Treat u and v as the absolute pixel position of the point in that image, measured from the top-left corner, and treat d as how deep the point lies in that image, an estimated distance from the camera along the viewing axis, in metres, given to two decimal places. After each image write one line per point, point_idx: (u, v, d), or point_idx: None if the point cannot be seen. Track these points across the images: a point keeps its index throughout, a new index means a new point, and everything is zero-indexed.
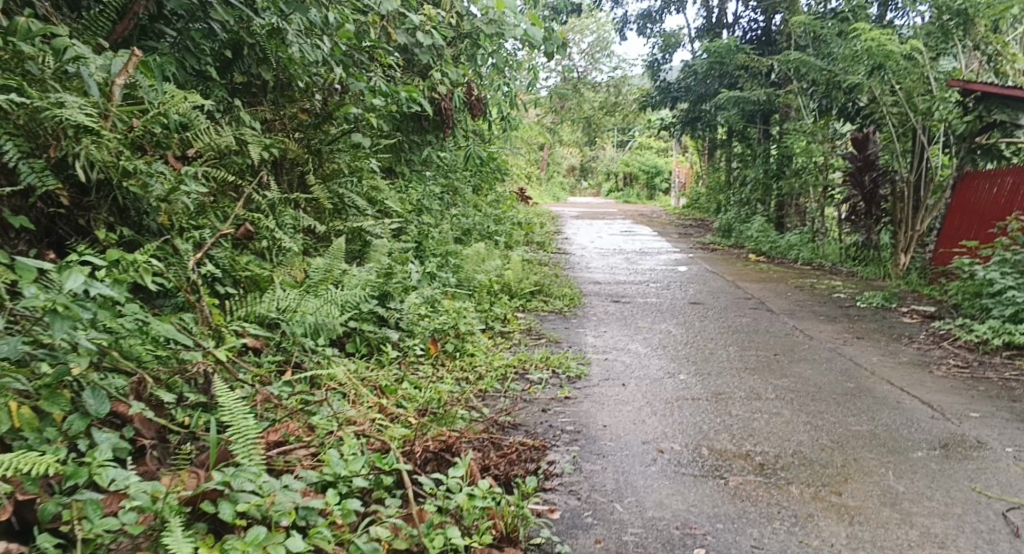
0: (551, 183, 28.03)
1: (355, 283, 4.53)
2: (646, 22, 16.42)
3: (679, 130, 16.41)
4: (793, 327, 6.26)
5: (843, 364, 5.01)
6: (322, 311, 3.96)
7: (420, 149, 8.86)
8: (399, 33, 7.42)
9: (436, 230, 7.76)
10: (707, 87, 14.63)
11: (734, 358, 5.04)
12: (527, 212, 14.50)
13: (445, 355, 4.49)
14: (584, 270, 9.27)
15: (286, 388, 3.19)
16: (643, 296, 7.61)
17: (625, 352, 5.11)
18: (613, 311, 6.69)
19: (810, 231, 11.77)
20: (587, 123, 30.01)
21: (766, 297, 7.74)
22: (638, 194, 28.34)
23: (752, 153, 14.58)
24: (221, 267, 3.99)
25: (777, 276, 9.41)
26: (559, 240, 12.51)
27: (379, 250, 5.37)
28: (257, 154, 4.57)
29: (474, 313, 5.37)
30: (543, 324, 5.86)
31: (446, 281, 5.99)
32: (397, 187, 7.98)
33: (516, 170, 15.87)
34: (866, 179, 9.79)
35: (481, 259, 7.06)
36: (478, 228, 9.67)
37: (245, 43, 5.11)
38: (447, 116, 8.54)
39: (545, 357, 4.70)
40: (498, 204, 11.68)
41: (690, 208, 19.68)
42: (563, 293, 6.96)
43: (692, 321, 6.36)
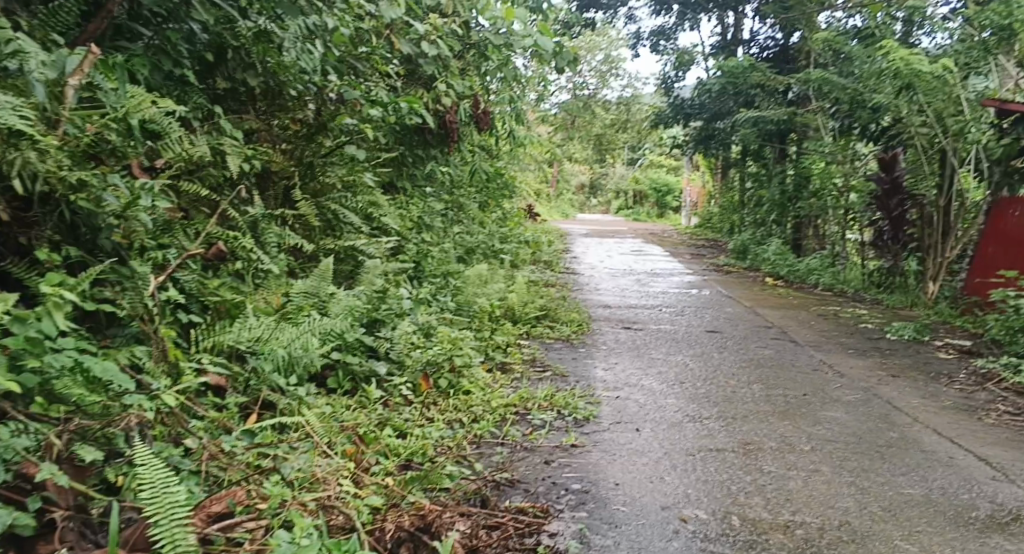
0: (560, 200, 27.60)
1: (341, 310, 4.09)
2: (660, 39, 15.99)
3: (692, 148, 15.96)
4: (820, 362, 5.78)
5: (878, 408, 4.53)
6: (298, 342, 3.51)
7: (423, 163, 8.45)
8: (403, 43, 7.02)
9: (436, 249, 7.33)
10: (722, 105, 14.18)
11: (758, 399, 4.56)
12: (535, 230, 14.06)
13: (437, 392, 4.02)
14: (593, 292, 8.82)
15: (239, 443, 2.85)
16: (656, 322, 7.14)
17: (638, 388, 4.64)
18: (624, 339, 6.22)
19: (829, 255, 11.29)
20: (598, 141, 29.58)
21: (787, 326, 7.26)
22: (649, 212, 27.88)
23: (768, 173, 14.11)
24: (187, 291, 3.56)
25: (796, 303, 8.93)
26: (567, 260, 12.07)
27: (371, 272, 4.93)
28: (237, 166, 4.15)
29: (473, 343, 4.91)
30: (548, 354, 5.39)
31: (445, 307, 5.55)
32: (395, 202, 7.56)
33: (523, 187, 15.44)
34: (894, 204, 9.31)
35: (485, 281, 6.62)
36: (483, 247, 9.24)
37: (230, 47, 4.71)
38: (451, 130, 8.11)
39: (549, 395, 4.23)
40: (505, 221, 11.24)
41: (702, 228, 19.22)
42: (571, 318, 6.50)
43: (709, 352, 5.89)
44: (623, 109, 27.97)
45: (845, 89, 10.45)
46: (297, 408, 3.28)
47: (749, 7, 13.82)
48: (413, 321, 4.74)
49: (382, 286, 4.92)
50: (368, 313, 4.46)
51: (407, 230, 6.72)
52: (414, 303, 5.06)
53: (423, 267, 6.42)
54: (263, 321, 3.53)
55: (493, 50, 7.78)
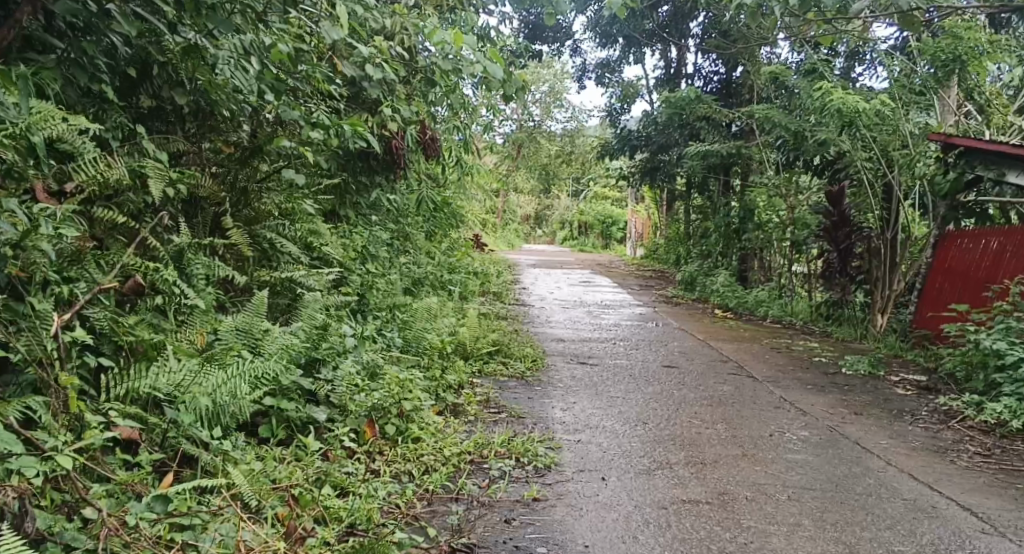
0: (506, 230, 27.38)
1: (276, 349, 3.70)
2: (605, 71, 15.95)
3: (639, 179, 15.89)
4: (783, 399, 5.55)
5: (849, 450, 4.30)
6: (225, 387, 3.12)
7: (366, 191, 8.09)
8: (346, 66, 6.70)
9: (381, 280, 6.97)
10: (668, 137, 14.11)
11: (726, 441, 4.29)
12: (481, 260, 13.76)
13: (383, 441, 3.66)
14: (544, 325, 8.53)
15: (148, 516, 2.47)
16: (611, 357, 6.88)
17: (600, 431, 4.33)
18: (581, 375, 5.92)
19: (779, 286, 11.20)
20: (543, 171, 29.49)
21: (744, 360, 7.06)
22: (594, 243, 27.81)
23: (714, 205, 14.05)
24: (99, 330, 3.16)
25: (749, 335, 8.77)
26: (516, 291, 11.80)
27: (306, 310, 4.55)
28: (160, 191, 3.77)
29: (422, 382, 4.56)
30: (502, 393, 5.04)
31: (390, 342, 5.18)
32: (338, 232, 7.19)
33: (469, 217, 15.15)
34: (842, 236, 9.07)
35: (432, 315, 6.26)
36: (431, 278, 8.88)
37: (156, 63, 4.32)
38: (398, 156, 7.79)
39: (507, 441, 3.89)
40: (452, 251, 10.93)
41: (648, 259, 19.16)
42: (524, 353, 6.18)
43: (668, 389, 5.63)
44: (568, 140, 27.99)
45: (791, 122, 10.43)
46: (223, 464, 2.90)
47: (693, 41, 13.82)
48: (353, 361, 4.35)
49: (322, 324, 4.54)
50: (308, 350, 4.07)
51: (349, 261, 6.34)
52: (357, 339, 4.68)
53: (367, 300, 6.04)
54: (184, 363, 3.14)
55: (438, 75, 7.49)
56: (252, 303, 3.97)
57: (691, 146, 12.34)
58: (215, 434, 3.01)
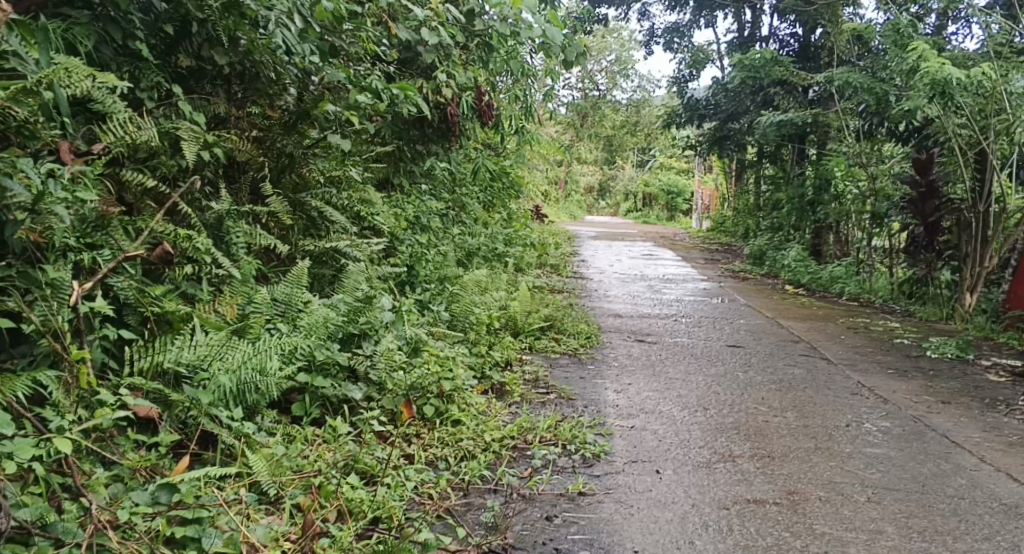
0: (568, 202, 26.96)
1: (313, 324, 3.51)
2: (674, 36, 15.40)
3: (707, 149, 15.36)
4: (858, 384, 5.18)
5: (934, 444, 3.94)
6: (251, 365, 2.90)
7: (421, 159, 7.87)
8: (401, 28, 6.45)
9: (433, 252, 6.76)
10: (740, 105, 13.53)
11: (793, 431, 3.97)
12: (541, 232, 13.48)
13: (420, 423, 3.45)
14: (602, 299, 8.24)
15: (148, 506, 2.36)
16: (672, 335, 6.55)
17: (656, 417, 4.04)
18: (638, 354, 5.62)
19: (854, 262, 10.65)
20: (608, 141, 28.92)
21: (815, 341, 6.65)
22: (659, 215, 27.21)
23: (788, 176, 13.46)
24: (123, 301, 2.98)
25: (821, 314, 8.31)
26: (574, 263, 11.49)
27: (349, 283, 4.36)
28: (195, 155, 3.58)
29: (467, 360, 4.34)
30: (552, 373, 4.80)
31: (438, 318, 4.97)
32: (390, 201, 6.99)
33: (530, 188, 14.85)
34: (929, 208, 8.52)
35: (483, 288, 6.03)
36: (487, 249, 8.64)
37: (196, 20, 4.12)
38: (454, 123, 7.69)
39: (553, 426, 3.65)
40: (509, 222, 10.67)
41: (714, 232, 18.62)
42: (579, 329, 5.92)
43: (731, 370, 5.30)
44: (634, 109, 27.38)
45: (874, 87, 9.81)
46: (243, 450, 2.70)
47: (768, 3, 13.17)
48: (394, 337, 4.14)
49: (365, 297, 4.34)
50: (347, 325, 3.88)
51: (399, 232, 6.13)
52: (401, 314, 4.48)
53: (417, 272, 5.83)
54: (211, 337, 2.95)
55: (498, 39, 7.18)
56: (291, 275, 3.79)
57: (766, 116, 12.04)
58: (237, 415, 2.82)
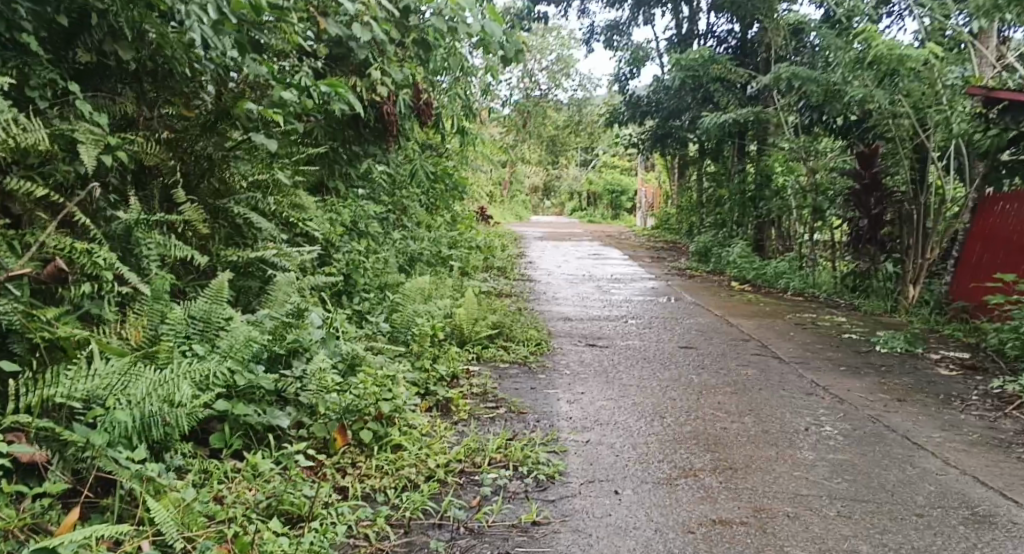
0: (513, 203, 26.72)
1: (232, 344, 3.19)
2: (613, 34, 15.29)
3: (649, 147, 15.28)
4: (813, 383, 5.00)
5: (896, 447, 3.75)
6: (154, 399, 2.58)
7: (357, 162, 7.54)
8: (329, 23, 6.13)
9: (371, 258, 6.44)
10: (680, 102, 13.46)
11: (754, 438, 3.76)
12: (486, 234, 13.23)
13: (356, 449, 3.14)
14: (549, 302, 8.01)
15: None
16: (622, 337, 6.34)
17: (613, 428, 3.80)
18: (591, 360, 5.37)
19: (799, 256, 10.59)
20: (551, 141, 28.79)
21: (766, 339, 6.50)
22: (603, 214, 27.14)
23: (730, 172, 13.41)
24: (8, 329, 2.62)
25: (770, 311, 8.19)
26: (520, 265, 11.27)
27: (274, 296, 4.01)
28: (93, 160, 3.25)
29: (407, 374, 4.03)
30: (501, 384, 4.52)
31: (373, 328, 4.64)
32: (324, 206, 6.65)
33: (473, 189, 14.60)
34: (873, 200, 8.45)
35: (423, 295, 5.71)
36: (430, 254, 8.32)
37: (94, 10, 3.78)
38: (390, 122, 7.34)
39: (503, 446, 3.38)
40: (452, 225, 10.39)
41: (658, 229, 18.57)
42: (527, 335, 5.66)
43: (685, 374, 5.09)
44: (575, 109, 27.31)
45: (814, 81, 9.77)
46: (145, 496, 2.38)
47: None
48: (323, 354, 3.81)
49: (290, 311, 4.00)
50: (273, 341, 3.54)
51: (333, 238, 5.79)
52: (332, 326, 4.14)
53: (352, 281, 5.48)
54: (111, 364, 2.64)
55: (432, 33, 6.89)
56: (210, 290, 3.47)
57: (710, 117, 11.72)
58: (137, 455, 2.50)
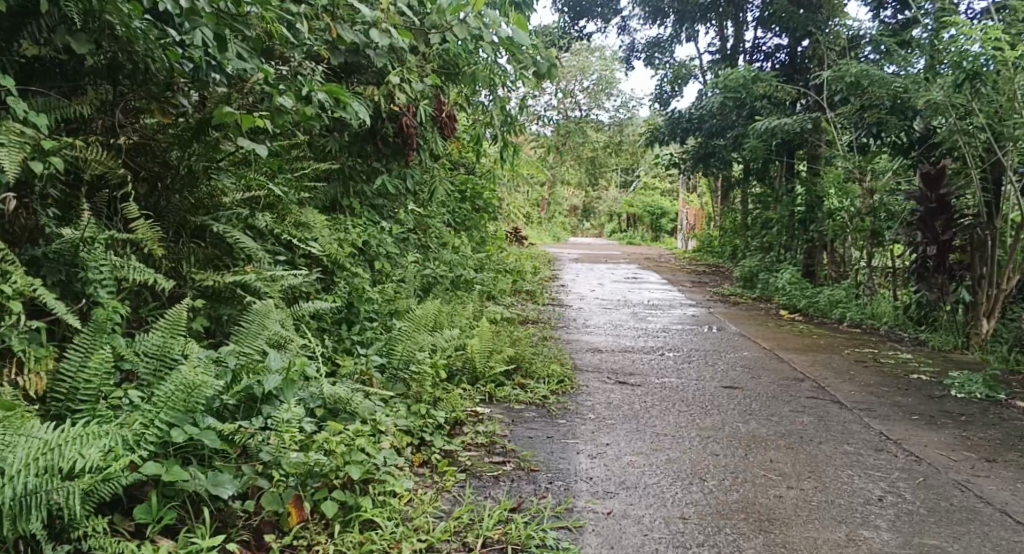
0: (551, 224, 26.13)
1: (171, 394, 2.66)
2: (655, 51, 14.69)
3: (691, 167, 14.61)
4: (881, 436, 4.29)
5: (995, 528, 3.05)
6: (27, 473, 2.25)
7: (374, 179, 7.01)
8: (344, 28, 5.61)
9: (382, 282, 5.90)
10: (725, 120, 12.78)
11: (813, 511, 3.09)
12: (519, 255, 12.67)
13: (318, 530, 2.57)
14: (580, 330, 7.37)
15: None
16: (658, 373, 5.67)
17: (644, 494, 3.15)
18: (620, 402, 4.71)
19: (853, 284, 9.81)
20: (591, 162, 28.19)
21: (822, 379, 5.77)
22: (643, 236, 26.40)
23: (779, 194, 12.67)
24: None
25: (823, 344, 7.45)
26: (553, 288, 10.67)
27: (247, 329, 3.45)
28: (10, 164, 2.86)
29: (397, 422, 3.42)
30: (512, 432, 3.88)
31: (370, 365, 4.04)
32: (334, 223, 6.14)
33: (506, 209, 14.06)
34: (938, 224, 7.71)
35: (435, 324, 5.11)
36: (454, 277, 7.74)
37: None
38: (410, 140, 6.78)
39: (502, 523, 2.77)
40: (481, 246, 9.83)
41: (701, 252, 17.83)
42: (550, 370, 5.04)
43: (728, 421, 4.40)
44: (616, 129, 26.71)
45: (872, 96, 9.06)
46: None
47: (750, 13, 12.46)
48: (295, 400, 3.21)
49: (263, 348, 3.42)
50: (232, 386, 2.96)
51: (338, 260, 5.22)
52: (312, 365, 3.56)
53: (355, 309, 4.91)
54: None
55: (456, 43, 6.40)
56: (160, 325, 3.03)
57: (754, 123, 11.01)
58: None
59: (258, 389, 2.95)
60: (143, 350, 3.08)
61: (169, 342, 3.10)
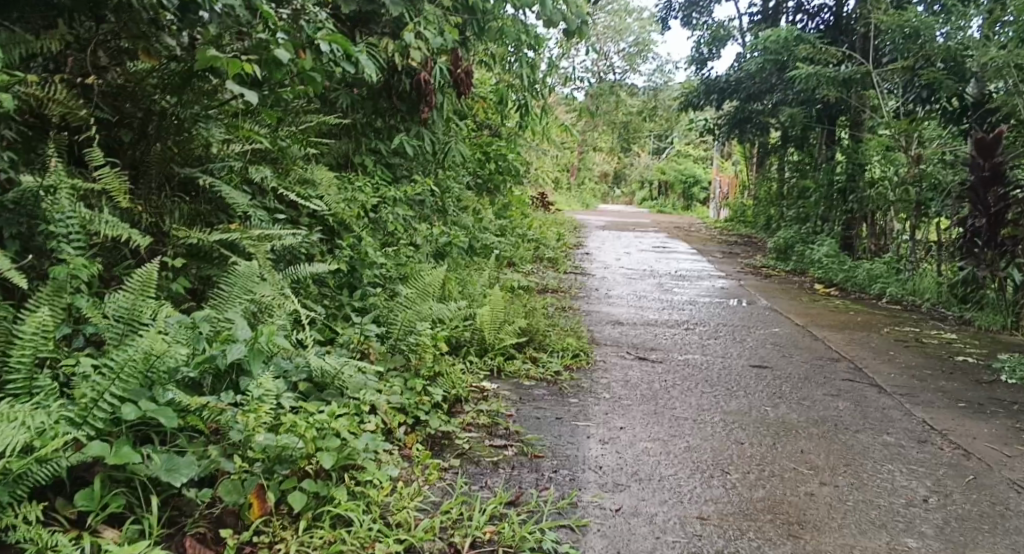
0: (581, 190, 25.67)
1: (125, 363, 2.37)
2: (692, 11, 14.14)
3: (726, 132, 14.12)
4: (924, 426, 3.92)
5: None
6: None
7: (390, 137, 6.68)
8: None
9: (392, 246, 5.59)
10: (764, 83, 12.26)
11: (848, 512, 2.75)
12: (544, 221, 12.32)
13: (282, 526, 2.28)
14: (602, 301, 7.02)
15: None
16: (682, 349, 5.32)
17: (658, 487, 2.83)
18: (639, 380, 4.38)
19: (893, 258, 9.33)
20: (623, 127, 27.61)
21: (859, 360, 5.39)
22: (674, 204, 25.83)
23: (818, 162, 12.14)
24: None
25: (860, 321, 7.04)
26: (578, 255, 10.31)
27: (227, 293, 3.15)
28: None
29: (389, 399, 3.12)
30: (517, 413, 3.58)
31: (364, 335, 3.75)
32: (344, 183, 5.83)
33: (532, 173, 13.69)
34: (992, 196, 7.26)
35: (445, 292, 4.80)
36: (473, 241, 7.40)
37: None
38: (426, 92, 6.31)
39: (494, 520, 2.46)
40: (504, 210, 9.50)
41: (733, 221, 17.33)
42: (565, 345, 4.72)
43: (755, 405, 4.06)
44: (651, 94, 26.11)
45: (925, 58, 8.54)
46: None
47: None
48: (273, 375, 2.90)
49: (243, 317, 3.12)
50: (197, 356, 2.65)
51: (343, 221, 4.91)
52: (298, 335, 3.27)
53: (359, 274, 4.60)
54: None
55: None
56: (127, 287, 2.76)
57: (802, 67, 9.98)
58: None
59: (224, 359, 2.62)
60: (115, 314, 2.77)
61: (139, 304, 2.80)
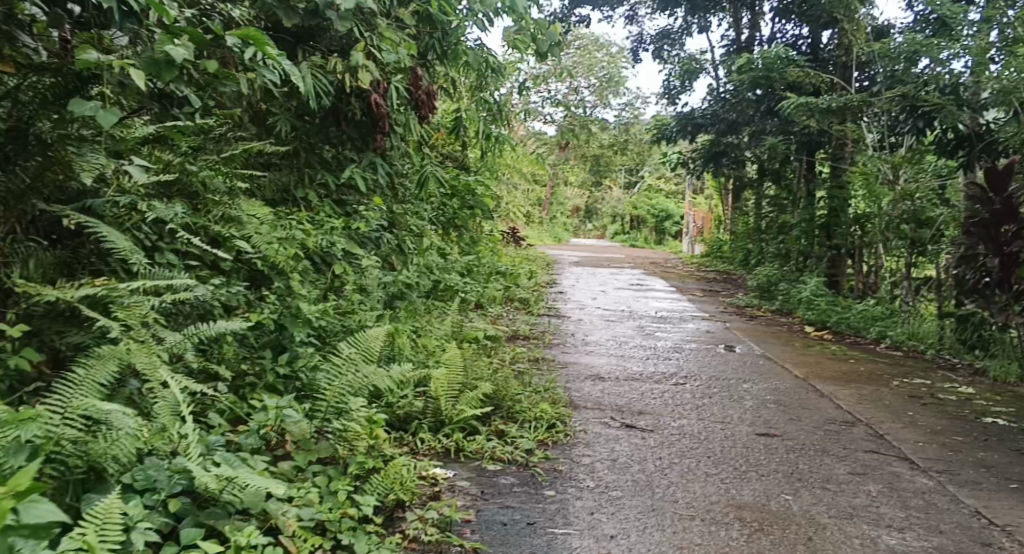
0: (552, 225, 24.90)
1: None
2: (664, 43, 13.57)
3: (701, 166, 13.50)
4: (980, 521, 3.20)
5: None
6: None
7: (338, 167, 5.90)
8: None
9: (334, 294, 4.79)
10: (742, 114, 11.64)
11: None
12: (513, 258, 11.55)
13: None
14: (579, 350, 6.23)
15: None
16: (675, 413, 4.52)
17: None
18: (630, 460, 3.58)
19: (887, 299, 8.68)
20: (595, 161, 27.13)
21: (878, 423, 4.65)
22: (647, 238, 25.16)
23: (799, 196, 11.51)
24: None
25: (864, 372, 6.32)
26: (551, 295, 9.54)
27: (67, 381, 2.49)
28: None
29: (299, 514, 2.46)
30: (478, 517, 2.80)
31: (281, 417, 2.92)
32: (281, 218, 5.02)
33: (500, 208, 12.93)
34: (1004, 233, 6.63)
35: (393, 350, 4.00)
36: (435, 283, 6.58)
37: None
38: (378, 116, 5.49)
39: None
40: (472, 248, 8.72)
41: (709, 257, 16.68)
42: (539, 413, 3.91)
43: (772, 494, 3.30)
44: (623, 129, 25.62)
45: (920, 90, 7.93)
46: None
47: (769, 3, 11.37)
48: (109, 500, 2.15)
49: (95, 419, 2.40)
50: None
51: (274, 265, 4.11)
52: (178, 435, 2.51)
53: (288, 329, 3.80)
54: None
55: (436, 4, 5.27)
56: None
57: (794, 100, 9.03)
58: None
59: None
60: None
61: None
